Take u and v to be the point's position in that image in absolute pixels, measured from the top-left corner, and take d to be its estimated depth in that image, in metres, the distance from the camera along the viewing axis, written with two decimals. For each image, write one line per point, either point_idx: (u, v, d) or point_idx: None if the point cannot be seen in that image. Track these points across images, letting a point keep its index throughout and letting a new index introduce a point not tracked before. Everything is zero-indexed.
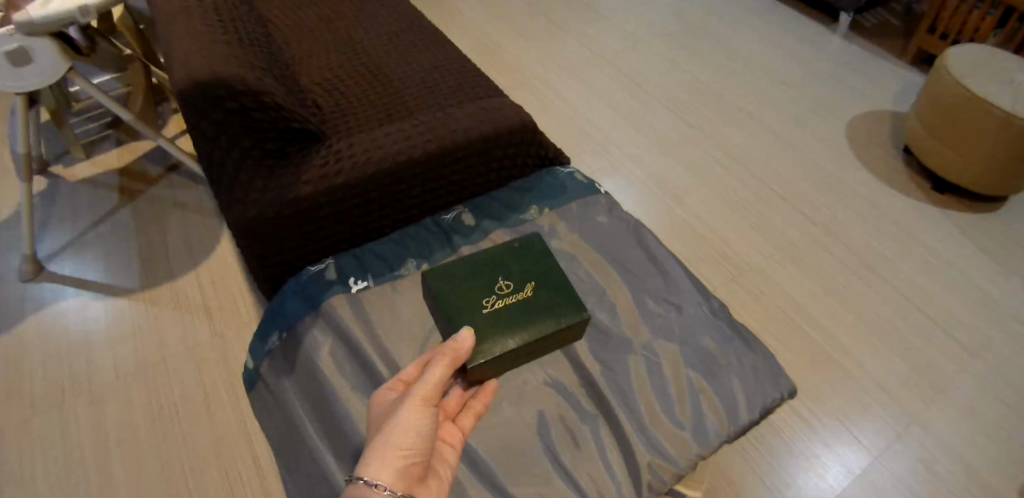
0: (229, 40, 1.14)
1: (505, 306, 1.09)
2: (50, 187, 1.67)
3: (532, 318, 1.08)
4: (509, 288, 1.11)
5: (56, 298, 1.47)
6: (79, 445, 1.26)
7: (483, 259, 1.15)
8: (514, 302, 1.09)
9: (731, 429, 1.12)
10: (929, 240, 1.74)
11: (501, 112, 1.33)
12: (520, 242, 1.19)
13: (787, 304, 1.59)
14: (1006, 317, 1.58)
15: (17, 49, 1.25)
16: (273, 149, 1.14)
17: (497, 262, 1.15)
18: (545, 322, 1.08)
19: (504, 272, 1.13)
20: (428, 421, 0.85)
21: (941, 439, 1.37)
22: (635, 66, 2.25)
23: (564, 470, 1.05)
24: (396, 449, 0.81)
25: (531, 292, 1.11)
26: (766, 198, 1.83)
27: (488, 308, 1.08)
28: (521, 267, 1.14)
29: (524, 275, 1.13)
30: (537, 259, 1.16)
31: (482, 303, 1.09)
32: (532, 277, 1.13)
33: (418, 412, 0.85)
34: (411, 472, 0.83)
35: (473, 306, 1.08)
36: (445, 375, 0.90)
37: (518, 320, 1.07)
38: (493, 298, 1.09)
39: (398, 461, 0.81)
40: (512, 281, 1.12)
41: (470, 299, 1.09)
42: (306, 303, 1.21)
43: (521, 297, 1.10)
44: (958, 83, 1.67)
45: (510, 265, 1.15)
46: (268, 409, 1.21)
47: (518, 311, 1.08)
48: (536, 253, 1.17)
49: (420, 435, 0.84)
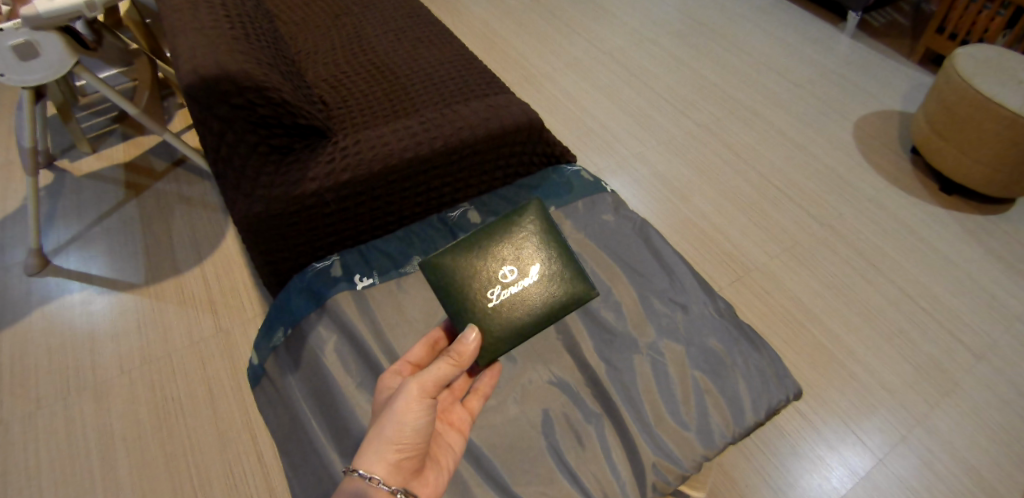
0: (235, 35, 1.14)
1: (511, 297, 1.00)
2: (56, 181, 1.68)
3: (541, 306, 1.01)
4: (513, 273, 1.02)
5: (60, 292, 1.48)
6: (84, 438, 1.26)
7: (485, 238, 1.02)
8: (520, 291, 1.01)
9: (737, 430, 1.11)
10: (935, 241, 1.73)
11: (508, 108, 1.32)
12: (522, 212, 1.05)
13: (790, 304, 1.58)
14: (1013, 320, 1.57)
15: (24, 43, 1.26)
16: (279, 145, 1.13)
17: (499, 242, 1.03)
18: (554, 312, 1.01)
19: (508, 255, 1.02)
20: (425, 415, 0.87)
21: (946, 441, 1.37)
22: (641, 64, 2.24)
23: (568, 469, 1.06)
24: (390, 443, 0.84)
25: (537, 276, 1.02)
26: (772, 197, 1.83)
27: (493, 303, 1.00)
28: (524, 247, 1.03)
29: (528, 257, 1.03)
30: (541, 234, 1.05)
31: (486, 297, 1.00)
32: (537, 258, 1.03)
33: (414, 407, 0.86)
34: (406, 465, 0.85)
35: (478, 300, 1.00)
36: (446, 373, 0.90)
37: (526, 313, 1.00)
38: (497, 289, 1.00)
39: (392, 454, 0.84)
40: (515, 266, 1.02)
41: (473, 291, 1.00)
42: (312, 299, 1.22)
43: (527, 284, 1.01)
44: (967, 85, 1.66)
45: (512, 245, 1.03)
46: (272, 405, 1.22)
47: (529, 305, 1.01)
48: (540, 227, 1.05)
49: (416, 429, 0.86)
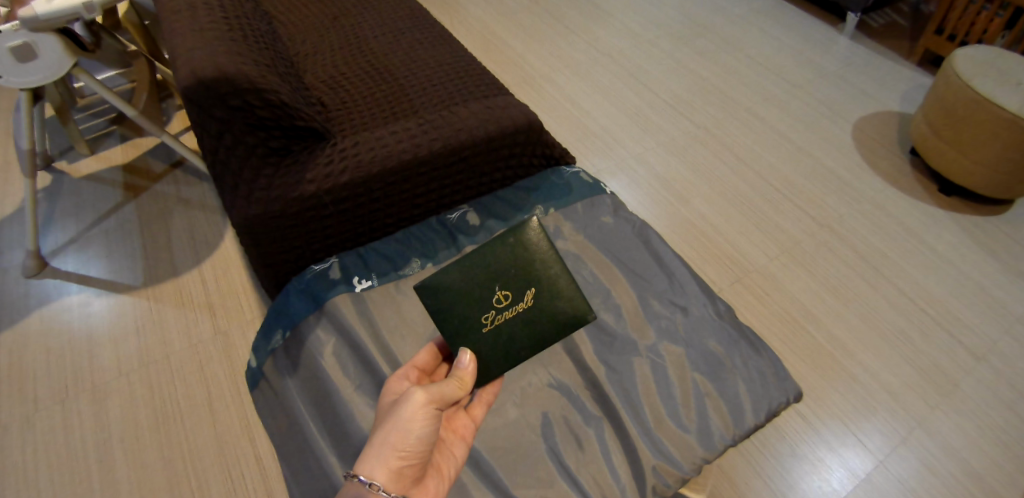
0: (234, 36, 1.14)
1: (506, 321, 1.02)
2: (54, 183, 1.67)
3: (535, 329, 1.02)
4: (507, 298, 1.02)
5: (58, 294, 1.47)
6: (82, 441, 1.26)
7: (479, 261, 1.03)
8: (514, 315, 1.02)
9: (737, 432, 1.11)
10: (934, 242, 1.74)
11: (506, 110, 1.31)
12: (516, 234, 1.05)
13: (789, 305, 1.58)
14: (1012, 321, 1.57)
15: (22, 45, 1.26)
16: (277, 147, 1.13)
17: (493, 265, 1.03)
18: (547, 335, 1.02)
19: (501, 279, 1.02)
20: (429, 425, 0.87)
21: (946, 442, 1.37)
22: (640, 66, 2.24)
23: (567, 472, 1.06)
24: (392, 450, 0.84)
25: (531, 301, 1.03)
26: (771, 198, 1.83)
27: (487, 327, 1.01)
28: (518, 269, 1.03)
29: (523, 279, 1.03)
30: (536, 257, 1.04)
31: (480, 322, 1.01)
32: (531, 282, 1.03)
33: (419, 416, 0.87)
34: (406, 472, 0.85)
35: (473, 324, 1.01)
36: (451, 389, 0.91)
37: (521, 336, 1.02)
38: (491, 313, 1.01)
39: (394, 461, 0.84)
40: (509, 290, 1.02)
41: (468, 313, 1.01)
42: (309, 302, 1.22)
43: (521, 308, 1.02)
44: (967, 87, 1.66)
45: (506, 268, 1.03)
46: (270, 408, 1.21)
47: (522, 328, 1.02)
48: (534, 247, 1.05)
49: (419, 438, 0.86)
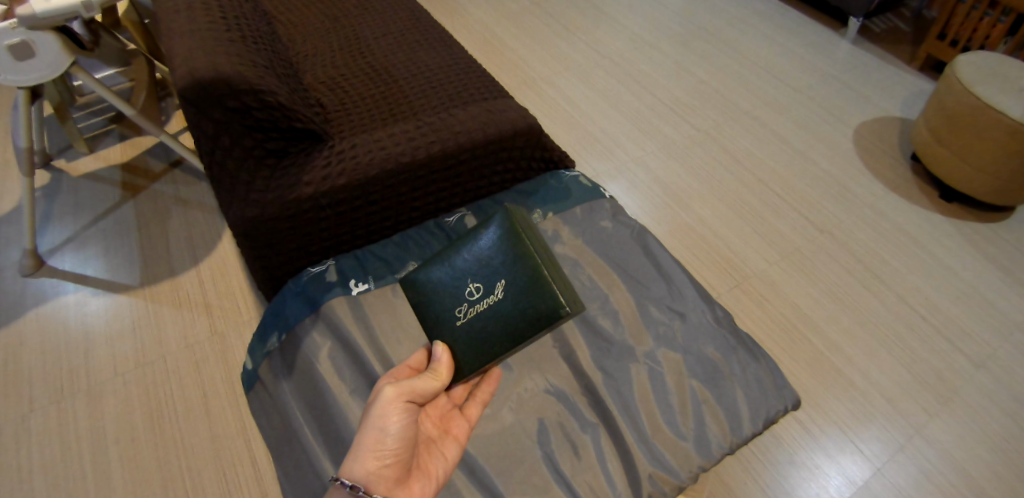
0: (233, 38, 1.14)
1: (479, 315, 0.98)
2: (52, 181, 1.67)
3: (509, 323, 0.96)
4: (479, 290, 0.98)
5: (55, 293, 1.47)
6: (77, 441, 1.26)
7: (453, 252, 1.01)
8: (486, 309, 0.97)
9: (734, 440, 1.12)
10: (935, 248, 1.73)
11: (504, 113, 1.32)
12: (486, 224, 1.01)
13: (788, 310, 1.58)
14: (1011, 328, 1.57)
15: (19, 43, 1.26)
16: (274, 149, 1.13)
17: (466, 257, 1.00)
18: (519, 329, 0.95)
19: (473, 272, 0.99)
20: (403, 420, 0.89)
21: (944, 450, 1.37)
22: (642, 69, 2.23)
23: (563, 479, 1.05)
24: (369, 450, 0.86)
25: (503, 294, 0.97)
26: (771, 203, 1.82)
27: (461, 321, 0.98)
28: (490, 261, 0.98)
29: (494, 271, 0.98)
30: (506, 245, 0.98)
31: (454, 316, 0.98)
32: (502, 275, 0.98)
33: (391, 412, 0.88)
34: (387, 472, 0.87)
35: (449, 320, 0.98)
36: (422, 382, 0.92)
37: (495, 334, 0.96)
38: (464, 307, 0.98)
39: (371, 462, 0.86)
40: (480, 283, 0.98)
41: (445, 308, 0.99)
42: (306, 304, 1.22)
43: (493, 301, 0.97)
44: (969, 92, 1.66)
45: (478, 259, 0.99)
46: (265, 411, 1.20)
47: (495, 323, 0.96)
48: (507, 238, 0.99)
49: (393, 434, 0.88)
